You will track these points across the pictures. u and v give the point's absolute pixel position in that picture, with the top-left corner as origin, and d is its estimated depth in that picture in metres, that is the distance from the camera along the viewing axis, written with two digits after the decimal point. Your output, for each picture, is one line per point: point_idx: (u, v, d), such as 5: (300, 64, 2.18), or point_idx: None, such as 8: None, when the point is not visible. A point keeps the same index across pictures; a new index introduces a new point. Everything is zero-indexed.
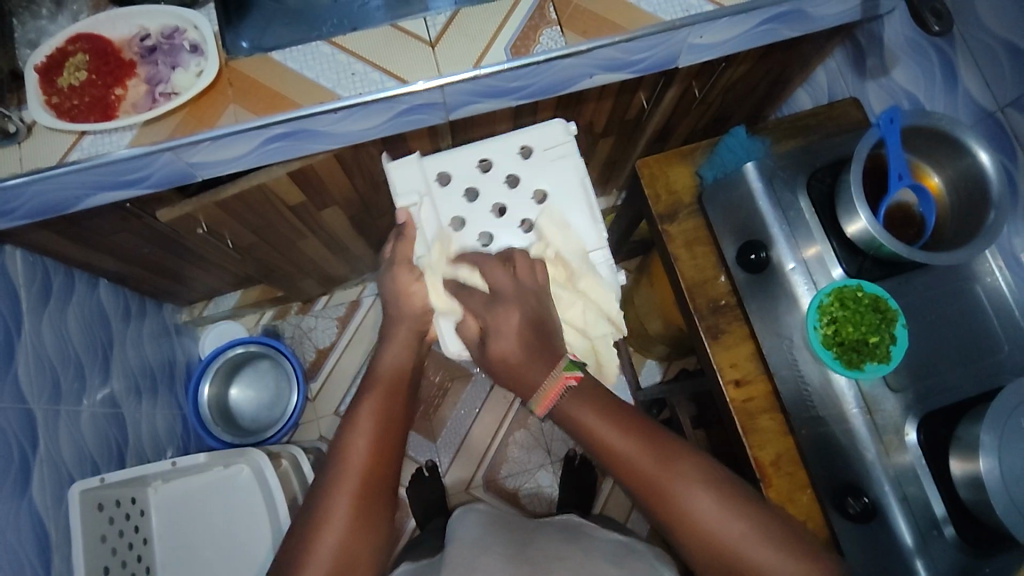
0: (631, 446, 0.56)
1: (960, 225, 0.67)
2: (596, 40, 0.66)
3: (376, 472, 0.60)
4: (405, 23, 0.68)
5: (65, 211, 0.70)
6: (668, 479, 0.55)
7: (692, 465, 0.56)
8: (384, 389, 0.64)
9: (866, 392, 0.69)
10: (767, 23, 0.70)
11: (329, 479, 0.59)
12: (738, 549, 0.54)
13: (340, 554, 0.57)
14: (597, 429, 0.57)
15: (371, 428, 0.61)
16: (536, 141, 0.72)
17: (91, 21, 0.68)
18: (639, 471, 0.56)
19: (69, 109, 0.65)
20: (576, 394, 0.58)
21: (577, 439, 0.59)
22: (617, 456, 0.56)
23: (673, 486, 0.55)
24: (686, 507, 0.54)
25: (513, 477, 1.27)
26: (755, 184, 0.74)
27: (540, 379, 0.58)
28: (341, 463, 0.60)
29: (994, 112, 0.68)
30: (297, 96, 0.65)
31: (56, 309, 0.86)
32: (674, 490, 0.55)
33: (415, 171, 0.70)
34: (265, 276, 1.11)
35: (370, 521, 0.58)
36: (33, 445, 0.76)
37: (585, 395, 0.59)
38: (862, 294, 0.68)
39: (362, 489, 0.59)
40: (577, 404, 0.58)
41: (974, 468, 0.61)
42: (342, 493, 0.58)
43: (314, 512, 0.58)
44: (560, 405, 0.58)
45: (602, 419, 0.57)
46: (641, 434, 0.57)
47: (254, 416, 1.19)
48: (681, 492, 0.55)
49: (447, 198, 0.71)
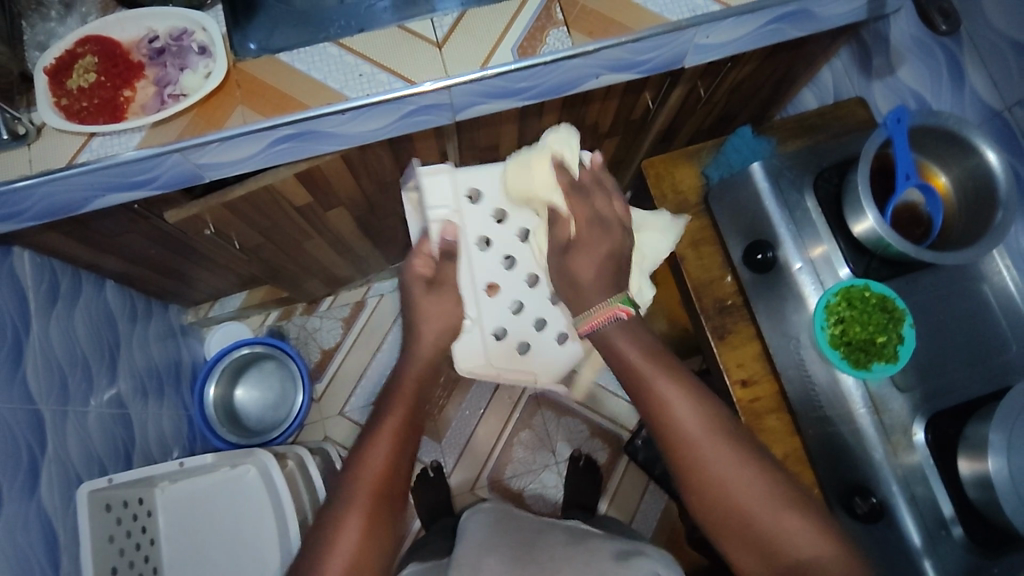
0: (646, 363, 0.63)
1: (967, 224, 0.67)
2: (602, 40, 0.66)
3: (391, 479, 0.63)
4: (412, 24, 0.68)
5: (74, 212, 0.70)
6: (652, 378, 0.63)
7: (686, 386, 0.63)
8: (404, 405, 0.67)
9: (873, 392, 0.69)
10: (774, 22, 0.70)
11: (347, 494, 0.61)
12: (699, 446, 0.60)
13: (354, 555, 0.58)
14: (617, 344, 0.64)
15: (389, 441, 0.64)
16: (560, 147, 0.68)
17: (100, 23, 0.68)
18: (647, 384, 0.63)
19: (79, 111, 0.65)
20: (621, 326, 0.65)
21: (606, 355, 0.66)
22: (636, 369, 0.64)
23: (666, 402, 0.62)
24: (662, 400, 0.62)
25: (518, 477, 1.27)
26: (762, 184, 0.74)
27: (593, 303, 0.65)
28: (360, 466, 0.62)
29: (1001, 111, 0.68)
30: (305, 97, 0.65)
31: (64, 310, 0.86)
32: (667, 404, 0.62)
33: (445, 184, 0.71)
34: (271, 277, 1.11)
35: (383, 523, 0.61)
36: (42, 446, 0.76)
37: (626, 327, 0.65)
38: (869, 294, 0.68)
39: (377, 496, 0.61)
40: (618, 333, 0.65)
41: (982, 467, 0.61)
42: (357, 505, 0.60)
43: (331, 516, 0.61)
44: (606, 333, 0.65)
45: (626, 338, 0.65)
46: (655, 356, 0.64)
47: (260, 417, 1.20)
48: (660, 389, 0.62)
49: (474, 213, 0.72)
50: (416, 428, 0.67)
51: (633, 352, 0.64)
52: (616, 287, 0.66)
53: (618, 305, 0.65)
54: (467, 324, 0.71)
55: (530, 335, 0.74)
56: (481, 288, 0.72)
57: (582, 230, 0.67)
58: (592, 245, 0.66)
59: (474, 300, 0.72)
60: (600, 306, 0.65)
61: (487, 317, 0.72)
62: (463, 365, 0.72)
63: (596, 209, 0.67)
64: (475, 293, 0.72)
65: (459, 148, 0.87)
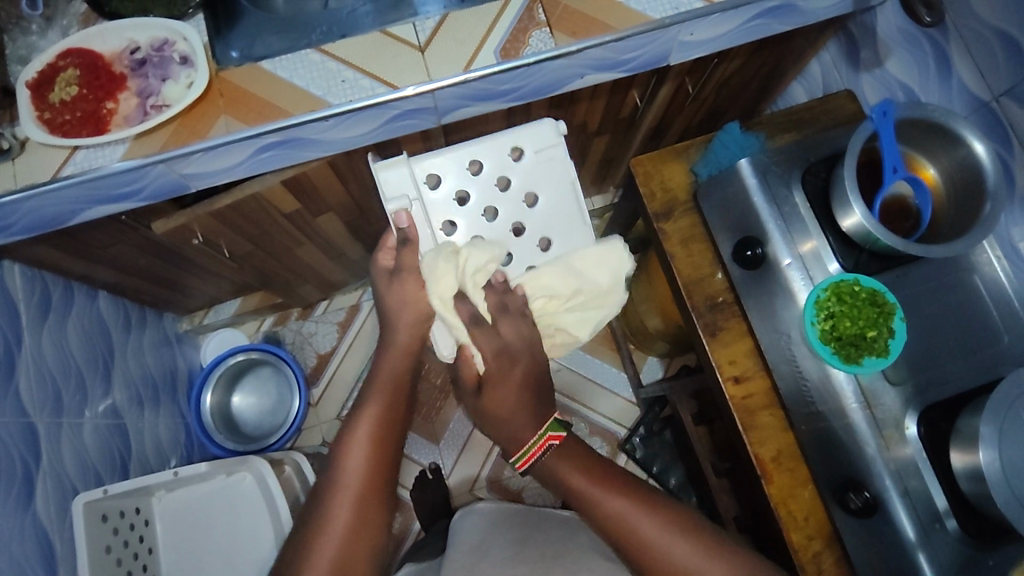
0: (589, 480, 0.64)
1: (956, 216, 0.67)
2: (585, 40, 0.66)
3: (376, 479, 0.63)
4: (394, 28, 0.68)
5: (61, 225, 0.71)
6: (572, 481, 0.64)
7: (639, 496, 0.64)
8: (381, 402, 0.66)
9: (864, 386, 0.69)
10: (760, 17, 0.70)
11: (328, 493, 0.62)
12: (630, 521, 0.62)
13: (339, 557, 0.60)
14: (565, 472, 0.64)
15: (370, 440, 0.64)
16: (529, 140, 0.73)
17: (81, 35, 0.68)
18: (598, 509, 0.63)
19: (61, 125, 0.65)
20: (561, 452, 0.65)
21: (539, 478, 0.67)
22: (577, 492, 0.64)
23: (638, 520, 0.62)
24: (584, 496, 0.64)
25: (516, 477, 1.27)
26: (750, 180, 0.74)
27: (525, 439, 0.65)
28: (340, 468, 0.63)
29: (989, 102, 0.68)
30: (289, 105, 0.65)
31: (56, 322, 0.87)
32: (625, 515, 0.62)
33: (405, 173, 0.71)
34: (265, 283, 1.12)
35: (367, 524, 0.61)
36: (36, 459, 0.76)
37: (560, 452, 0.65)
38: (858, 288, 0.68)
39: (360, 496, 0.62)
40: (560, 463, 0.65)
41: (974, 460, 0.61)
42: (341, 505, 0.61)
43: (317, 514, 0.62)
44: (549, 464, 0.65)
45: (570, 464, 0.65)
46: (596, 470, 0.65)
47: (256, 422, 1.19)
48: (581, 489, 0.64)
49: (437, 197, 0.72)
50: (401, 421, 0.67)
51: (571, 470, 0.64)
52: (538, 421, 0.66)
53: (548, 434, 0.65)
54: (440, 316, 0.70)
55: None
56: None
57: (491, 365, 0.66)
58: (507, 376, 0.66)
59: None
60: (534, 441, 0.64)
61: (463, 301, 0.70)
62: (445, 352, 0.71)
63: (502, 339, 0.67)
64: None
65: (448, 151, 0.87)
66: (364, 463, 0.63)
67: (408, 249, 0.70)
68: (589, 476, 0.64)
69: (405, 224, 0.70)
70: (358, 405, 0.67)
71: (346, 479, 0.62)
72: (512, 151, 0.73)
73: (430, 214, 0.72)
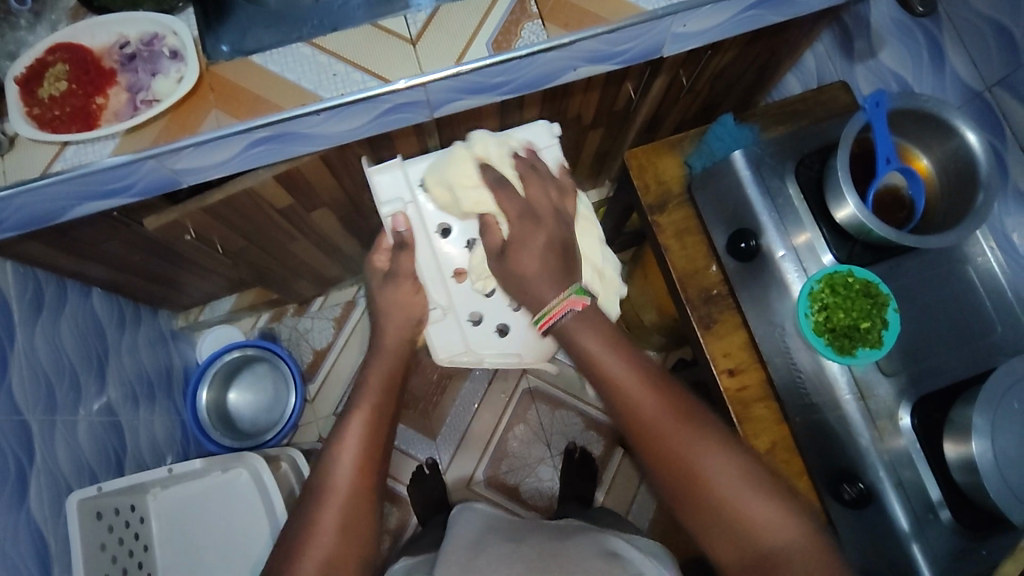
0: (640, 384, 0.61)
1: (949, 207, 0.67)
2: (578, 33, 0.66)
3: (366, 478, 0.64)
4: (386, 21, 0.67)
5: (51, 221, 0.70)
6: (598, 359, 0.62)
7: (701, 424, 0.61)
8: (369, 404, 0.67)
9: (858, 377, 0.69)
10: (752, 8, 0.69)
11: (315, 502, 0.62)
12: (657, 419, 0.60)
13: (333, 554, 0.60)
14: (579, 342, 0.63)
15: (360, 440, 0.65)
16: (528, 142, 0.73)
17: (70, 30, 0.67)
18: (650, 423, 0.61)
19: (51, 120, 0.65)
20: (582, 320, 0.63)
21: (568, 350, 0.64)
22: (613, 381, 0.62)
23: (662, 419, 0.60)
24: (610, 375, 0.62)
25: (514, 472, 1.27)
26: (744, 172, 0.74)
27: (548, 300, 0.63)
28: (332, 467, 0.63)
29: (982, 92, 0.67)
30: (280, 99, 0.65)
31: (49, 319, 0.86)
32: (646, 409, 0.61)
33: (399, 176, 0.71)
34: (260, 279, 1.11)
35: (358, 521, 0.62)
36: (29, 457, 0.76)
37: (585, 321, 0.63)
38: (852, 279, 0.68)
39: (348, 500, 0.62)
40: (579, 330, 0.63)
41: (967, 451, 0.61)
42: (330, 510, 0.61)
43: (309, 515, 0.62)
44: (571, 331, 0.63)
45: (590, 334, 0.63)
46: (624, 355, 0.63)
47: (253, 419, 1.20)
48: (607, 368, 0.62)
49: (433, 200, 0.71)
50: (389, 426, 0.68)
51: (610, 358, 0.62)
52: (564, 282, 0.64)
53: (573, 297, 0.63)
54: (439, 312, 0.71)
55: (509, 316, 0.71)
56: (448, 275, 0.71)
57: (515, 229, 0.65)
58: (530, 236, 0.65)
59: (442, 286, 0.71)
60: (554, 301, 0.62)
61: (459, 304, 0.71)
62: (442, 354, 0.72)
63: (528, 202, 0.66)
64: (443, 280, 0.71)
65: (441, 144, 0.87)
66: (354, 463, 0.64)
67: (404, 252, 0.70)
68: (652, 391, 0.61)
69: (403, 228, 0.71)
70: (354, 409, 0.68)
71: (337, 481, 0.63)
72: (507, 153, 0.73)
73: (426, 218, 0.71)
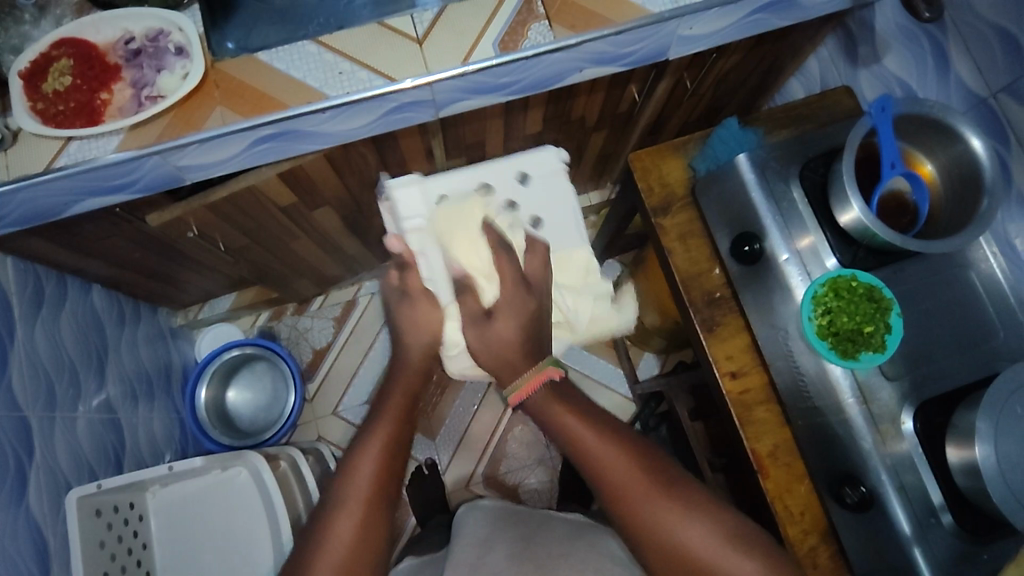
0: (604, 443, 0.61)
1: (953, 212, 0.67)
2: (585, 34, 0.66)
3: (381, 491, 0.62)
4: (392, 20, 0.67)
5: (53, 217, 0.70)
6: (554, 410, 0.63)
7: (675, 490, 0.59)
8: (394, 412, 0.65)
9: (862, 382, 0.69)
10: (758, 12, 0.69)
11: (331, 510, 0.61)
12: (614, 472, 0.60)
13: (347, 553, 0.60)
14: (552, 410, 0.62)
15: (381, 438, 0.63)
16: (529, 168, 0.76)
17: (75, 25, 0.67)
18: (633, 502, 0.59)
19: (55, 115, 0.64)
20: (552, 391, 0.63)
21: (537, 421, 0.64)
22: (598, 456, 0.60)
23: (622, 473, 0.59)
24: (567, 429, 0.62)
25: (513, 473, 1.27)
26: (748, 176, 0.74)
27: (521, 371, 0.64)
28: (345, 485, 0.62)
29: (986, 98, 0.68)
30: (285, 96, 0.65)
31: (48, 316, 0.86)
32: (607, 462, 0.60)
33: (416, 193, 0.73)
34: (260, 277, 1.10)
35: (374, 526, 0.61)
36: (28, 454, 0.76)
37: (557, 394, 0.63)
38: (856, 283, 0.68)
39: (364, 510, 0.61)
40: (551, 401, 0.63)
41: (969, 455, 0.61)
42: (345, 518, 0.60)
43: (326, 512, 0.61)
44: (540, 401, 0.63)
45: (562, 403, 0.63)
46: (587, 414, 0.63)
47: (251, 418, 1.19)
48: (563, 419, 0.62)
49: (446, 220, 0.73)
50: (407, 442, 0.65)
51: (580, 428, 0.61)
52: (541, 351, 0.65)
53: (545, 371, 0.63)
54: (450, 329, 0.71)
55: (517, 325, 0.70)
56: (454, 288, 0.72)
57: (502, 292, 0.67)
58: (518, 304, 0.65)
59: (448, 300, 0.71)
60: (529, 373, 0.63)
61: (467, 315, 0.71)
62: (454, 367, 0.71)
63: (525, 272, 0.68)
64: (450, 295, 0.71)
65: (444, 144, 0.87)
66: (375, 461, 0.62)
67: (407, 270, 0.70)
68: (629, 456, 0.60)
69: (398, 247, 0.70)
70: (370, 417, 0.66)
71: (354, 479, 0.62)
72: (518, 176, 0.76)
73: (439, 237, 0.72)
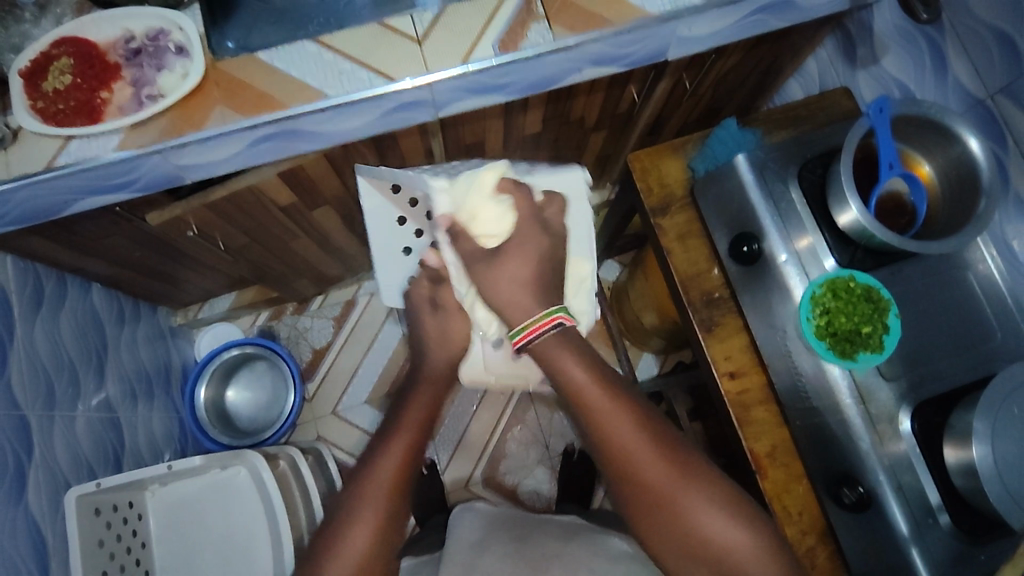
0: (610, 404, 0.59)
1: (951, 213, 0.67)
2: (585, 35, 0.66)
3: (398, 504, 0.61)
4: (392, 21, 0.67)
5: (53, 216, 0.70)
6: (559, 360, 0.60)
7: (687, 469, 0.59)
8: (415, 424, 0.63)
9: (859, 382, 0.69)
10: (757, 13, 0.69)
11: (346, 517, 0.60)
12: (617, 435, 0.58)
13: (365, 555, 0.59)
14: (557, 357, 0.60)
15: (405, 445, 0.62)
16: (555, 187, 0.69)
17: (75, 24, 0.67)
18: (640, 472, 0.58)
19: (55, 114, 0.64)
20: (559, 339, 0.61)
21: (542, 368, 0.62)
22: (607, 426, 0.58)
23: (627, 438, 0.58)
24: (573, 381, 0.59)
25: (511, 473, 1.27)
26: (746, 176, 0.74)
27: (531, 314, 0.61)
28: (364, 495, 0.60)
29: (984, 99, 0.68)
30: (285, 95, 0.65)
31: (48, 314, 0.86)
32: (613, 424, 0.58)
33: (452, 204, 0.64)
34: (260, 276, 1.10)
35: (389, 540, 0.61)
36: (27, 452, 0.76)
37: (565, 340, 0.61)
38: (854, 284, 0.68)
39: (381, 522, 0.60)
40: (557, 346, 0.60)
41: (966, 456, 0.61)
42: (362, 529, 0.60)
43: (343, 513, 0.61)
44: (546, 349, 0.60)
45: (567, 353, 0.60)
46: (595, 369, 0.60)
47: (251, 417, 1.19)
48: (569, 371, 0.60)
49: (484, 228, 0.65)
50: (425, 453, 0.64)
51: (586, 382, 0.59)
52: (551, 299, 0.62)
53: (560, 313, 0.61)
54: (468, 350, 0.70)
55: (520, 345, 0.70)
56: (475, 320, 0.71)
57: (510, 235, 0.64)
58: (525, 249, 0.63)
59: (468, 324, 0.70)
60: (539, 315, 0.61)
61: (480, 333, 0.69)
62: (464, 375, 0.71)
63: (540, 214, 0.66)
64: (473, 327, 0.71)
65: (444, 144, 0.87)
66: (396, 468, 0.61)
67: (442, 286, 0.68)
68: (635, 423, 0.59)
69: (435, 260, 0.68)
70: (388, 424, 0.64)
71: (375, 483, 0.61)
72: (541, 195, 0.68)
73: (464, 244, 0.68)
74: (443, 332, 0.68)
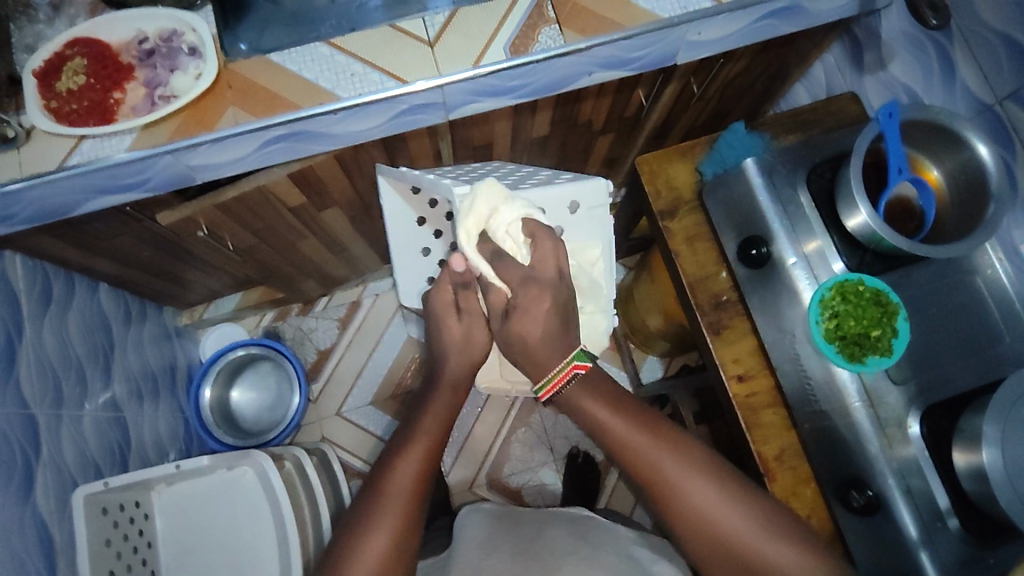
0: (626, 430, 0.65)
1: (960, 218, 0.67)
2: (595, 38, 0.66)
3: (416, 506, 0.64)
4: (403, 23, 0.68)
5: (64, 215, 0.70)
6: (580, 399, 0.66)
7: (688, 455, 0.64)
8: (430, 437, 0.67)
9: (868, 385, 0.69)
10: (766, 17, 0.70)
11: (366, 516, 0.62)
12: (631, 450, 0.64)
13: (384, 558, 0.61)
14: (582, 401, 0.65)
15: (425, 452, 0.66)
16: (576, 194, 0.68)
17: (89, 24, 0.68)
18: (648, 465, 0.64)
19: (68, 114, 0.65)
20: (582, 383, 0.66)
21: (568, 412, 0.68)
22: (629, 445, 0.64)
23: (638, 444, 0.64)
24: (593, 416, 0.65)
25: (516, 475, 1.27)
26: (755, 178, 0.74)
27: (553, 367, 0.64)
28: (383, 495, 0.63)
29: (992, 105, 0.68)
30: (296, 96, 0.65)
31: (56, 313, 0.86)
32: (630, 447, 0.64)
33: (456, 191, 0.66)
34: (266, 277, 1.10)
35: (407, 541, 0.63)
36: (35, 450, 0.76)
37: (586, 384, 0.66)
38: (863, 288, 0.68)
39: (402, 522, 0.62)
40: (580, 393, 0.65)
41: (976, 459, 0.61)
42: (381, 527, 0.62)
43: (361, 520, 0.63)
44: (570, 393, 0.66)
45: (591, 396, 0.66)
46: (612, 399, 0.66)
47: (256, 418, 1.19)
48: (590, 409, 0.65)
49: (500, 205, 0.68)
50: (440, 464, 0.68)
51: (603, 415, 0.65)
52: (565, 349, 0.64)
53: (576, 363, 0.64)
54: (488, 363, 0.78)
55: None
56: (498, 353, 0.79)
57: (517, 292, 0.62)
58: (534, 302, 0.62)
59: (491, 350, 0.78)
60: (555, 371, 0.64)
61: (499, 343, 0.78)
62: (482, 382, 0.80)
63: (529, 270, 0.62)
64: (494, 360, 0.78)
65: (453, 146, 0.88)
66: (416, 471, 0.65)
67: (465, 291, 0.69)
68: (641, 424, 0.65)
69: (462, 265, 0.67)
70: (404, 437, 0.67)
71: (392, 492, 0.63)
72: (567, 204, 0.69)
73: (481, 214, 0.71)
74: (466, 337, 0.69)
